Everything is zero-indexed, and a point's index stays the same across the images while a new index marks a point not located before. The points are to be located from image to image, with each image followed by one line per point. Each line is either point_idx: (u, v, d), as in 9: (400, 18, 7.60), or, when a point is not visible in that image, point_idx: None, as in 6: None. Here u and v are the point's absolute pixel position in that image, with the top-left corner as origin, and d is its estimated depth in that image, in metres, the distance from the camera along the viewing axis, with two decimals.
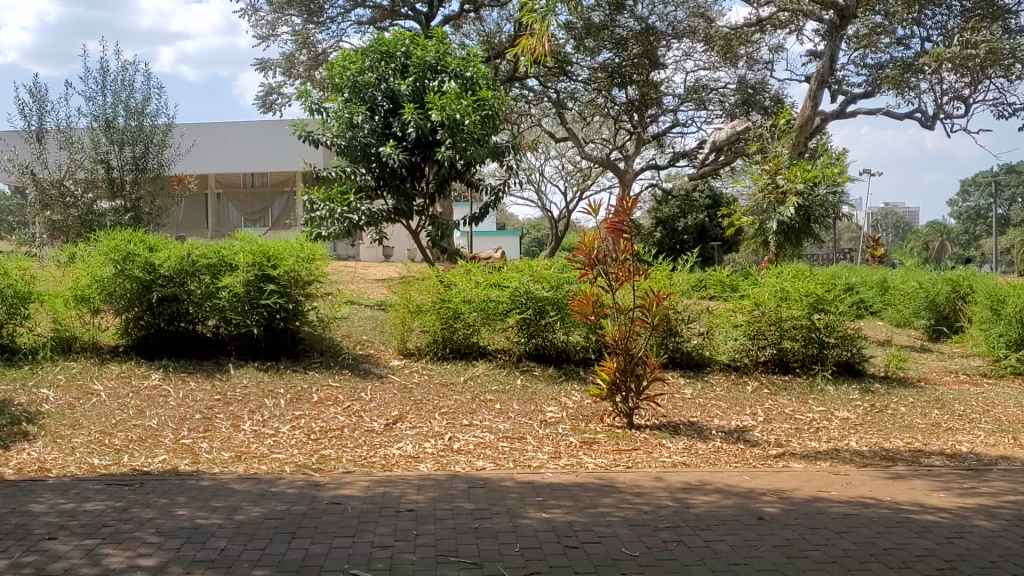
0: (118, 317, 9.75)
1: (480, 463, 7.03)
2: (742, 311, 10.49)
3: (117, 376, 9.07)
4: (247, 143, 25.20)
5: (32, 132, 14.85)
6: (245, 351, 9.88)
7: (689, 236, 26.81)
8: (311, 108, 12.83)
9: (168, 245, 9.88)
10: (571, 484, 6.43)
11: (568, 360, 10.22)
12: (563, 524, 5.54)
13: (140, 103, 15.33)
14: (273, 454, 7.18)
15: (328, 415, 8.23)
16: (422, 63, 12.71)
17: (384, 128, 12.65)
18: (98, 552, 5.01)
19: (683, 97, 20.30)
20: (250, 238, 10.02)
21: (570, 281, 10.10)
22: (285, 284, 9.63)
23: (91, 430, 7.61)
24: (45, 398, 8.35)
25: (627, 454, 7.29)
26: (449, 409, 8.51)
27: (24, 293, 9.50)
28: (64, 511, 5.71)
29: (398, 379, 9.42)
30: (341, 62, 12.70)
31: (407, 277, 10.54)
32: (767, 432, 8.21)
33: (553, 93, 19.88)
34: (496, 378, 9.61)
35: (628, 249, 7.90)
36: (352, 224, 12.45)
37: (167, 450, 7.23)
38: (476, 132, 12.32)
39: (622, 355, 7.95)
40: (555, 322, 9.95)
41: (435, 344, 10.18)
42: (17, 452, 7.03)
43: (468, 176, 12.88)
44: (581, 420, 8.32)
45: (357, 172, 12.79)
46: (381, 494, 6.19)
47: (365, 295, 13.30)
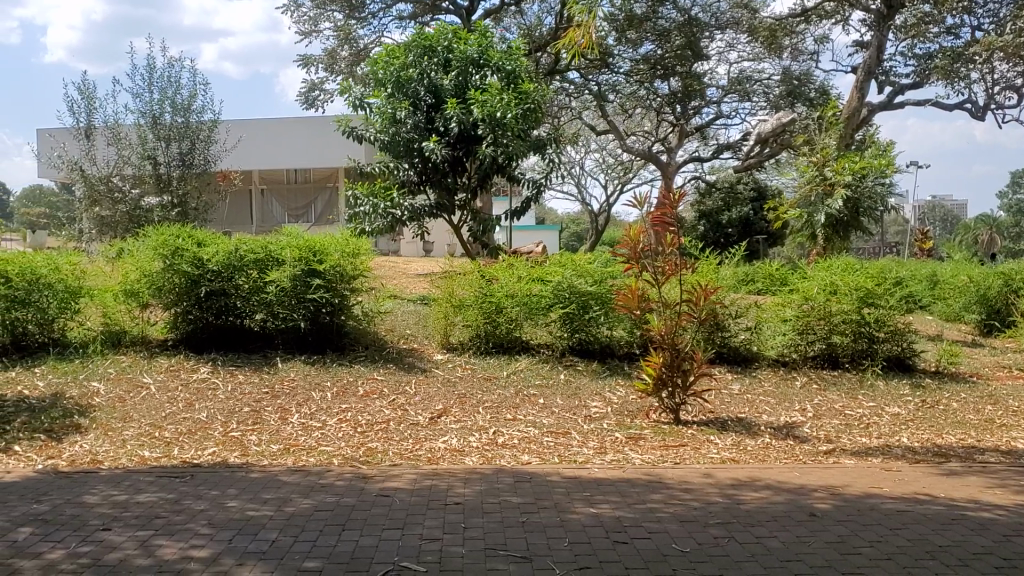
0: (166, 311, 9.87)
1: (526, 458, 7.00)
2: (791, 306, 10.38)
3: (166, 370, 9.17)
4: (289, 140, 25.33)
5: (82, 129, 15.18)
6: (292, 345, 9.92)
7: (733, 229, 26.57)
8: (355, 104, 12.89)
9: (216, 240, 9.94)
10: (618, 480, 6.39)
11: (612, 355, 10.16)
12: (612, 519, 5.49)
13: (186, 100, 15.38)
14: (321, 447, 7.22)
15: (374, 408, 8.25)
16: (464, 58, 12.68)
17: (427, 123, 12.65)
18: (152, 544, 5.06)
19: (726, 90, 20.10)
20: (296, 233, 10.10)
21: (613, 276, 10.04)
22: (331, 278, 9.68)
23: (141, 423, 7.70)
24: (96, 391, 8.48)
25: (674, 450, 7.22)
26: (492, 403, 8.49)
27: (74, 288, 9.75)
28: (117, 503, 5.78)
29: (441, 373, 9.43)
30: (384, 58, 12.76)
31: (449, 272, 10.55)
32: (817, 428, 8.10)
33: (594, 85, 19.76)
34: (538, 372, 9.57)
35: (674, 243, 7.81)
36: (395, 219, 12.48)
37: (217, 443, 7.28)
38: (519, 127, 12.26)
39: (668, 351, 7.86)
40: (599, 317, 9.87)
41: (478, 339, 10.17)
42: (69, 445, 7.14)
43: (509, 171, 12.77)
44: (626, 416, 8.26)
45: (399, 167, 12.75)
46: (428, 487, 6.19)
47: (406, 290, 13.28)
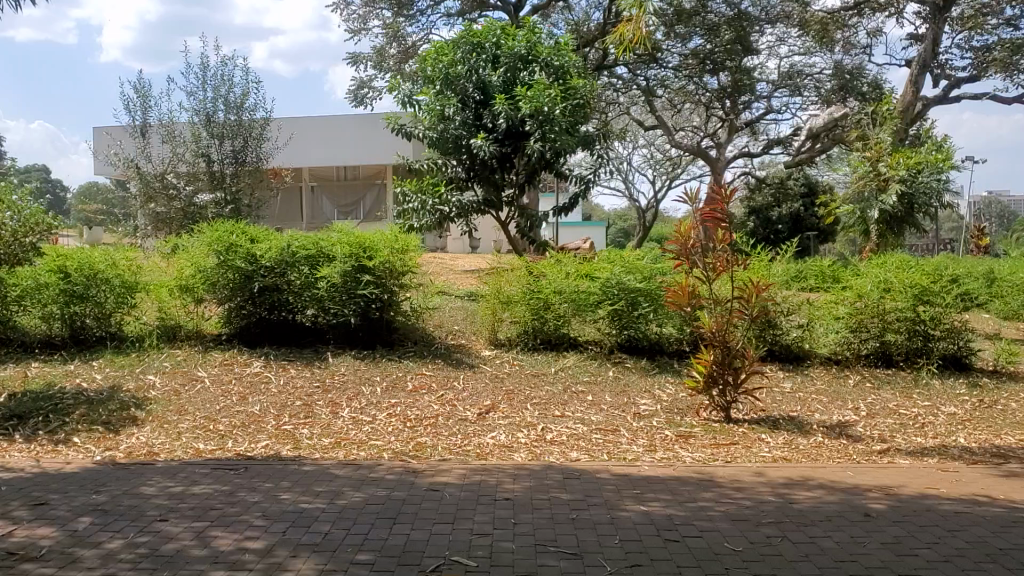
0: (220, 306, 10.01)
1: (575, 454, 6.99)
2: (844, 303, 10.24)
3: (219, 364, 9.31)
4: (337, 137, 25.52)
5: (137, 127, 15.51)
6: (343, 340, 10.01)
7: (783, 225, 26.24)
8: (403, 101, 12.96)
9: (269, 236, 10.08)
10: (668, 478, 6.36)
11: (662, 352, 10.09)
12: (662, 517, 5.46)
13: (239, 97, 15.60)
14: (371, 441, 7.28)
15: (423, 403, 8.30)
16: (512, 54, 12.70)
17: (475, 120, 12.64)
18: (208, 534, 5.14)
19: (776, 85, 19.92)
20: (346, 230, 10.21)
21: (662, 273, 9.95)
22: (380, 275, 9.77)
23: (195, 416, 7.83)
24: (152, 384, 8.64)
25: (724, 448, 7.15)
26: (541, 400, 8.50)
27: (130, 283, 9.92)
28: (174, 494, 5.89)
29: (489, 369, 9.45)
30: (432, 55, 12.82)
31: (497, 268, 10.56)
32: (871, 427, 7.97)
33: (643, 80, 19.66)
34: (587, 369, 9.55)
35: (726, 239, 7.74)
36: (443, 215, 12.53)
37: (269, 436, 7.38)
38: (566, 122, 12.25)
39: (719, 348, 7.81)
40: (648, 313, 9.81)
41: (526, 335, 10.20)
42: (126, 437, 7.29)
43: (557, 167, 12.75)
44: (676, 414, 8.20)
45: (448, 164, 12.94)
46: (478, 482, 6.21)
47: (454, 286, 13.34)
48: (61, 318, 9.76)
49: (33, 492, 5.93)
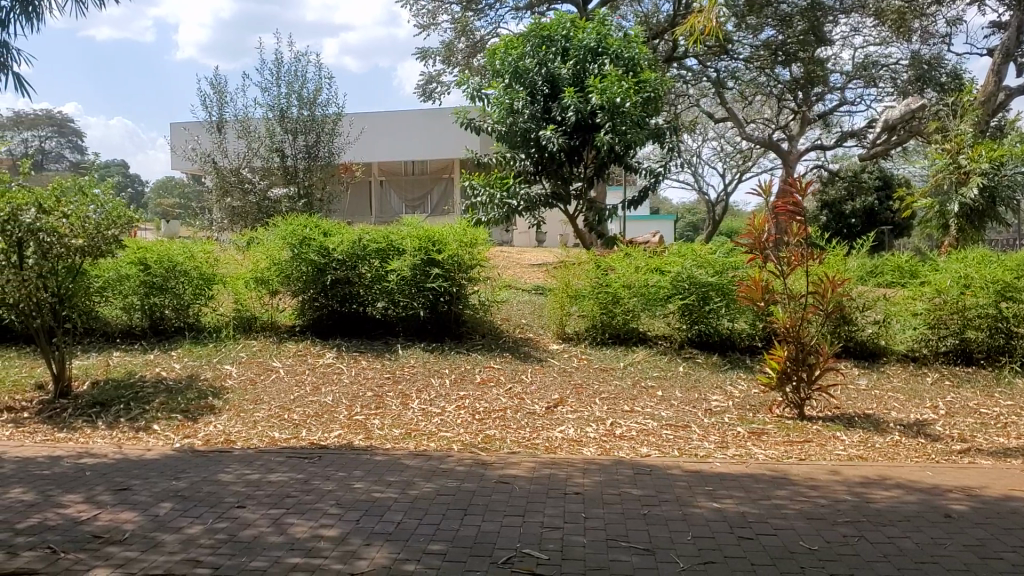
0: (294, 298, 10.19)
1: (645, 450, 6.94)
2: (922, 299, 9.98)
3: (293, 355, 9.47)
4: (406, 131, 25.72)
5: (214, 122, 15.87)
6: (412, 333, 10.12)
7: (857, 220, 25.68)
8: (472, 95, 13.02)
9: (341, 230, 10.21)
10: (740, 475, 6.28)
11: (733, 348, 9.96)
12: (736, 515, 5.40)
13: (312, 93, 15.83)
14: (441, 433, 7.34)
15: (491, 396, 8.34)
16: (582, 46, 12.64)
17: (544, 113, 12.63)
18: (284, 522, 5.24)
19: (851, 76, 19.52)
20: (416, 224, 10.26)
21: (734, 267, 9.80)
22: (449, 268, 9.81)
23: (271, 405, 7.99)
24: (228, 373, 8.85)
25: (798, 446, 7.04)
26: (610, 394, 8.47)
27: (208, 275, 10.16)
28: (251, 481, 6.01)
29: (557, 363, 9.44)
30: (502, 49, 12.85)
31: (566, 261, 10.54)
32: (950, 426, 7.77)
33: (713, 72, 19.43)
34: (657, 365, 9.47)
35: (801, 233, 7.65)
36: (511, 210, 12.44)
37: (342, 426, 7.49)
38: (636, 115, 12.20)
39: (793, 344, 7.68)
40: (720, 308, 9.69)
41: (594, 330, 10.18)
42: (204, 425, 7.48)
43: (627, 160, 12.67)
44: (748, 410, 8.10)
45: (516, 157, 12.91)
46: (547, 476, 6.22)
47: (521, 280, 13.35)
48: (141, 308, 10.04)
49: (116, 477, 6.12)
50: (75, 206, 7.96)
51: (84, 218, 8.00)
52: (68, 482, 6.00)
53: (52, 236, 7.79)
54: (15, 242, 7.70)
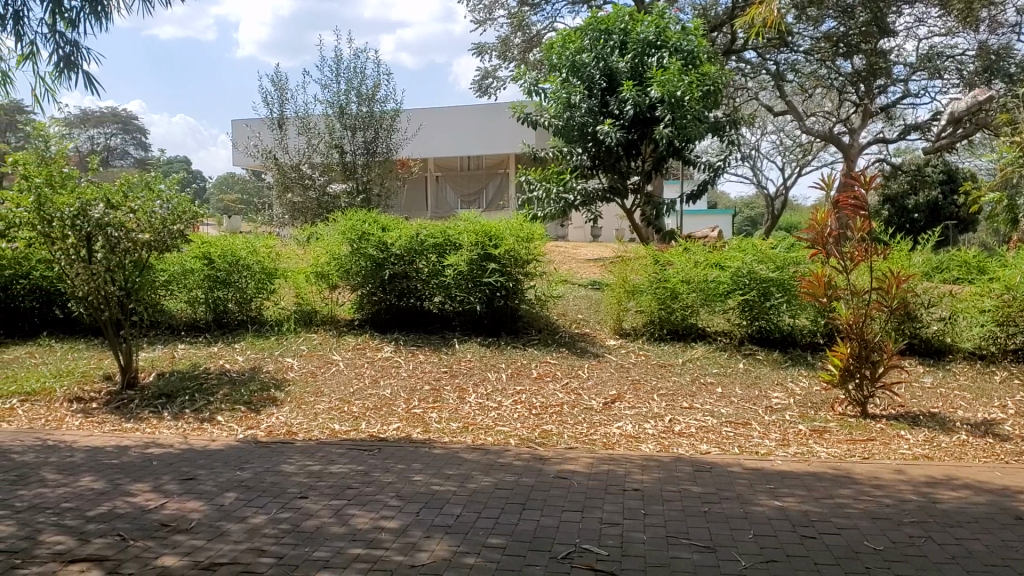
0: (353, 292, 10.29)
1: (705, 447, 6.89)
2: (990, 295, 9.72)
3: (352, 348, 9.58)
4: (461, 127, 25.82)
5: (275, 119, 16.10)
6: (469, 327, 10.16)
7: (920, 214, 25.23)
8: (529, 90, 13.02)
9: (399, 224, 10.27)
10: (803, 473, 6.20)
11: (794, 345, 9.82)
12: (799, 513, 5.33)
13: (371, 90, 15.95)
14: (498, 427, 7.36)
15: (548, 391, 8.34)
16: (641, 40, 12.59)
17: (601, 107, 12.56)
18: (345, 513, 5.30)
19: (915, 67, 19.09)
20: (473, 218, 10.32)
21: (795, 263, 9.67)
22: (506, 263, 9.83)
23: (331, 398, 8.10)
24: (290, 366, 8.98)
25: (862, 445, 6.92)
26: (668, 390, 8.41)
27: (270, 269, 10.31)
28: (313, 472, 6.10)
29: (614, 359, 9.40)
30: (559, 43, 12.82)
31: (624, 256, 10.48)
32: (1019, 426, 7.57)
33: (772, 65, 19.18)
34: (716, 361, 9.40)
35: (865, 228, 7.47)
36: (567, 204, 12.50)
37: (401, 419, 7.56)
38: (697, 108, 12.09)
39: (856, 341, 7.55)
40: (781, 305, 9.56)
41: (652, 325, 10.16)
42: (267, 416, 7.60)
43: (685, 154, 12.57)
44: (809, 408, 7.98)
45: (573, 152, 12.84)
46: (606, 472, 6.20)
47: (578, 275, 13.32)
48: (205, 302, 10.24)
49: (182, 467, 6.25)
50: (141, 201, 8.12)
51: (150, 213, 8.17)
52: (136, 471, 6.14)
53: (120, 230, 8.00)
54: (85, 236, 7.94)
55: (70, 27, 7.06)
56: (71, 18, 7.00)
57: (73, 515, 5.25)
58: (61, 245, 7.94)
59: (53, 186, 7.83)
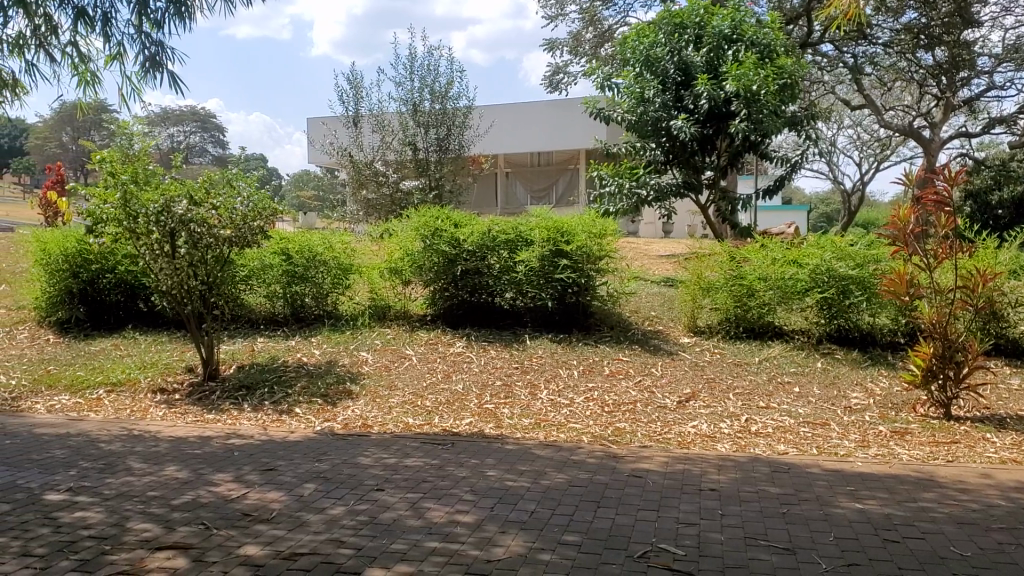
0: (426, 288, 10.40)
1: (782, 447, 6.78)
2: None
3: (425, 343, 9.68)
4: (531, 123, 25.84)
5: (350, 117, 16.31)
6: (540, 323, 10.20)
7: (1004, 211, 24.44)
8: (602, 85, 12.96)
9: (471, 220, 10.35)
10: (884, 475, 6.07)
11: (874, 344, 9.62)
12: (880, 516, 5.22)
13: (444, 87, 16.06)
14: (571, 424, 7.35)
15: (621, 389, 8.31)
16: (716, 33, 12.43)
17: (675, 102, 12.47)
18: (421, 506, 5.35)
19: (1000, 59, 18.50)
20: (545, 214, 10.31)
21: (876, 260, 9.45)
22: (578, 259, 9.81)
23: (405, 392, 8.18)
24: (365, 360, 9.11)
25: (946, 447, 6.74)
26: (744, 390, 8.30)
27: (345, 265, 10.47)
28: (389, 465, 6.17)
29: (689, 356, 9.33)
30: (634, 37, 12.74)
31: (698, 253, 10.38)
32: None
33: (850, 58, 18.75)
34: (794, 359, 9.25)
35: (950, 224, 7.25)
36: (640, 199, 12.28)
37: (473, 414, 7.61)
38: (774, 103, 11.89)
39: (940, 341, 7.37)
40: (861, 303, 9.37)
41: (727, 323, 10.06)
42: (342, 409, 7.72)
43: (761, 149, 12.41)
44: (890, 408, 7.81)
45: (646, 147, 12.75)
46: (681, 471, 6.15)
47: (650, 271, 13.23)
48: (284, 297, 10.44)
49: (262, 458, 6.38)
50: (223, 198, 8.33)
51: (232, 209, 8.37)
52: (218, 461, 6.29)
53: (202, 227, 8.22)
54: (169, 232, 8.16)
55: (156, 28, 7.26)
56: (157, 19, 7.19)
57: (159, 503, 5.41)
58: (147, 240, 8.19)
59: (138, 182, 8.00)
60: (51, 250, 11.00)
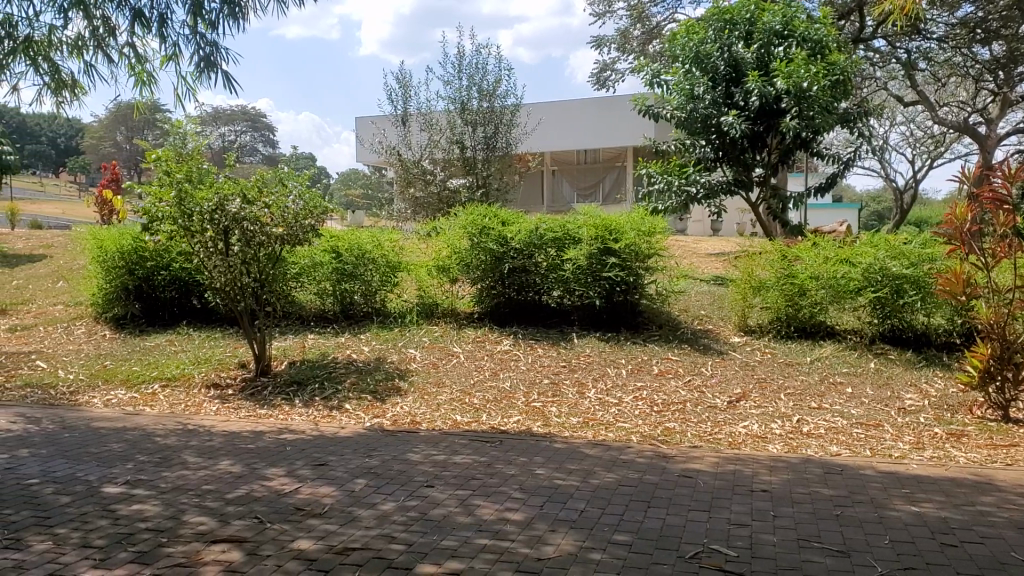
0: (473, 286, 10.44)
1: (835, 449, 6.70)
2: None
3: (473, 341, 9.71)
4: (578, 121, 25.79)
5: (399, 116, 16.45)
6: (588, 322, 10.17)
7: None
8: (650, 82, 12.91)
9: (519, 218, 10.38)
10: (940, 478, 5.96)
11: (929, 344, 9.46)
12: (937, 520, 5.12)
13: (492, 85, 16.10)
14: (620, 423, 7.33)
15: (670, 388, 8.26)
16: (767, 29, 12.32)
17: (725, 98, 12.36)
18: (471, 503, 5.37)
19: None
20: (593, 212, 10.29)
21: (931, 259, 9.26)
22: (626, 257, 9.75)
23: (453, 389, 8.21)
24: (413, 357, 9.17)
25: (1004, 450, 6.60)
26: (795, 390, 8.21)
27: (393, 263, 10.56)
28: (438, 462, 6.21)
29: (739, 356, 9.23)
30: (683, 34, 12.68)
31: (749, 251, 10.30)
32: None
33: (903, 53, 18.44)
34: (846, 359, 9.12)
35: (1009, 223, 7.06)
36: (689, 197, 12.20)
37: (521, 412, 7.62)
38: (826, 99, 11.73)
39: (998, 342, 7.24)
40: (915, 302, 9.19)
41: (778, 322, 9.94)
42: (391, 406, 7.78)
43: (813, 146, 12.25)
44: (945, 410, 7.66)
45: (696, 144, 12.62)
46: (732, 471, 6.10)
47: (699, 269, 13.13)
48: (333, 294, 10.55)
49: (314, 453, 6.45)
50: (275, 196, 8.43)
51: (284, 207, 8.47)
52: (270, 456, 6.37)
53: (255, 224, 8.32)
54: (222, 230, 8.30)
55: (211, 28, 7.38)
56: (211, 19, 7.31)
57: (214, 497, 5.49)
58: (201, 238, 8.34)
59: (192, 181, 8.15)
60: (107, 248, 11.23)
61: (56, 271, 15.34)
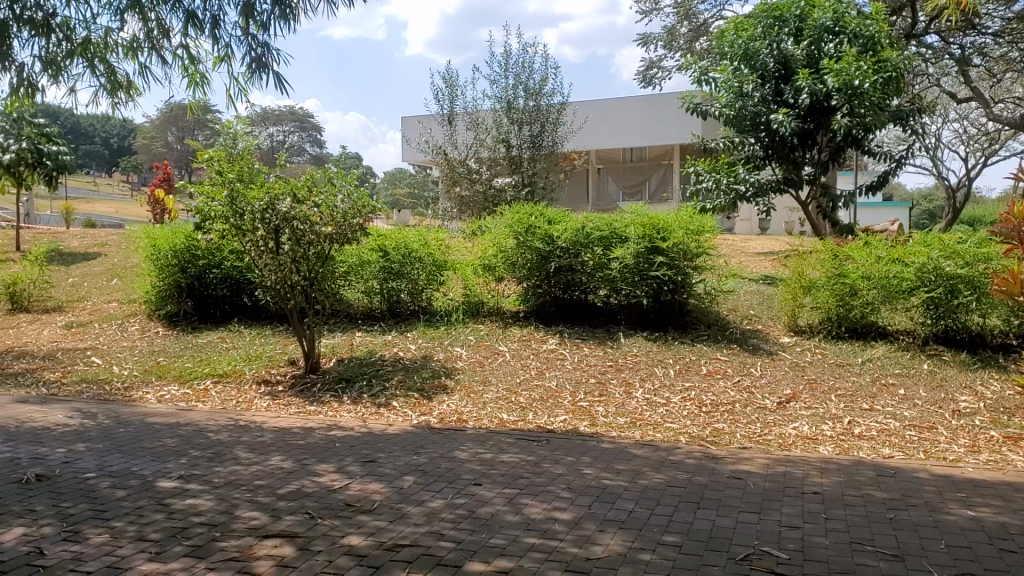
0: (519, 285, 10.46)
1: (887, 451, 6.60)
2: None
3: (519, 339, 9.72)
4: (623, 119, 25.70)
5: (445, 116, 16.56)
6: (635, 321, 10.12)
7: None
8: (698, 79, 12.81)
9: (566, 217, 10.38)
10: (996, 482, 5.84)
11: (984, 346, 9.28)
12: (995, 525, 5.03)
13: (538, 84, 16.10)
14: (667, 423, 7.29)
15: (718, 388, 8.20)
16: (817, 25, 12.21)
17: (774, 96, 12.25)
18: (519, 502, 5.38)
19: None
20: (640, 210, 10.26)
21: (988, 259, 9.06)
22: (674, 256, 9.71)
23: (499, 388, 8.24)
24: (459, 355, 9.21)
25: None
26: (846, 391, 8.11)
27: (440, 261, 10.61)
28: (486, 460, 6.23)
29: (789, 357, 9.13)
30: (732, 31, 12.58)
31: (800, 251, 10.20)
32: None
33: (957, 49, 18.10)
34: (898, 360, 8.99)
35: None
36: (738, 195, 12.05)
37: (568, 411, 7.61)
38: (877, 96, 11.56)
39: None
40: (970, 302, 9.00)
41: (828, 322, 9.83)
42: (438, 404, 7.82)
43: (864, 144, 12.07)
44: (1002, 413, 7.51)
45: (744, 142, 12.47)
46: (782, 473, 6.04)
47: (747, 269, 13.01)
48: (381, 292, 10.63)
49: (363, 450, 6.51)
50: (324, 196, 8.50)
51: (333, 207, 8.53)
52: (320, 452, 6.44)
53: (305, 224, 8.43)
54: (273, 229, 8.38)
55: (262, 30, 7.46)
56: (263, 20, 7.38)
57: (265, 492, 5.57)
58: (252, 238, 8.41)
59: (244, 180, 8.28)
60: (160, 247, 11.43)
61: (110, 269, 15.65)
